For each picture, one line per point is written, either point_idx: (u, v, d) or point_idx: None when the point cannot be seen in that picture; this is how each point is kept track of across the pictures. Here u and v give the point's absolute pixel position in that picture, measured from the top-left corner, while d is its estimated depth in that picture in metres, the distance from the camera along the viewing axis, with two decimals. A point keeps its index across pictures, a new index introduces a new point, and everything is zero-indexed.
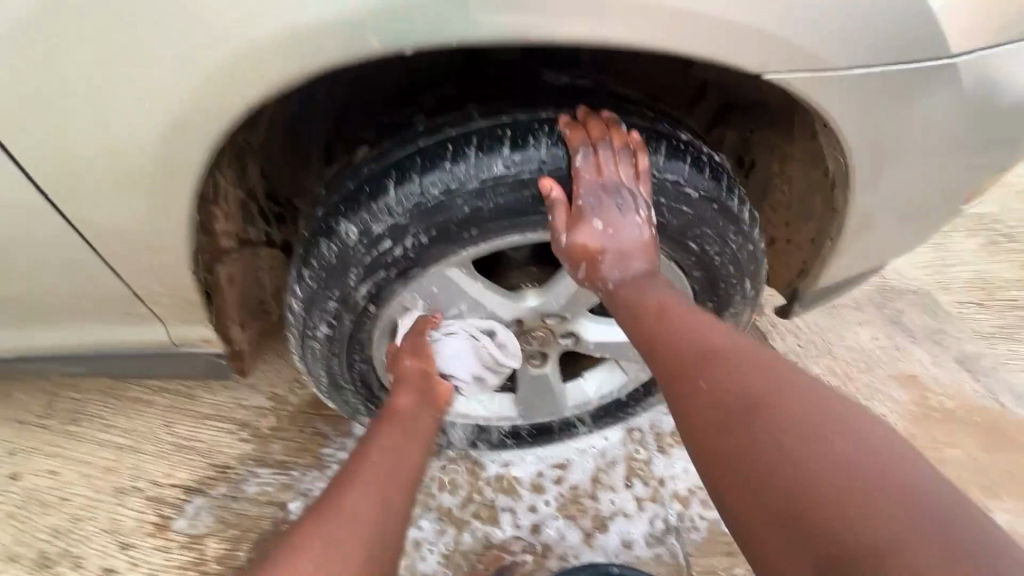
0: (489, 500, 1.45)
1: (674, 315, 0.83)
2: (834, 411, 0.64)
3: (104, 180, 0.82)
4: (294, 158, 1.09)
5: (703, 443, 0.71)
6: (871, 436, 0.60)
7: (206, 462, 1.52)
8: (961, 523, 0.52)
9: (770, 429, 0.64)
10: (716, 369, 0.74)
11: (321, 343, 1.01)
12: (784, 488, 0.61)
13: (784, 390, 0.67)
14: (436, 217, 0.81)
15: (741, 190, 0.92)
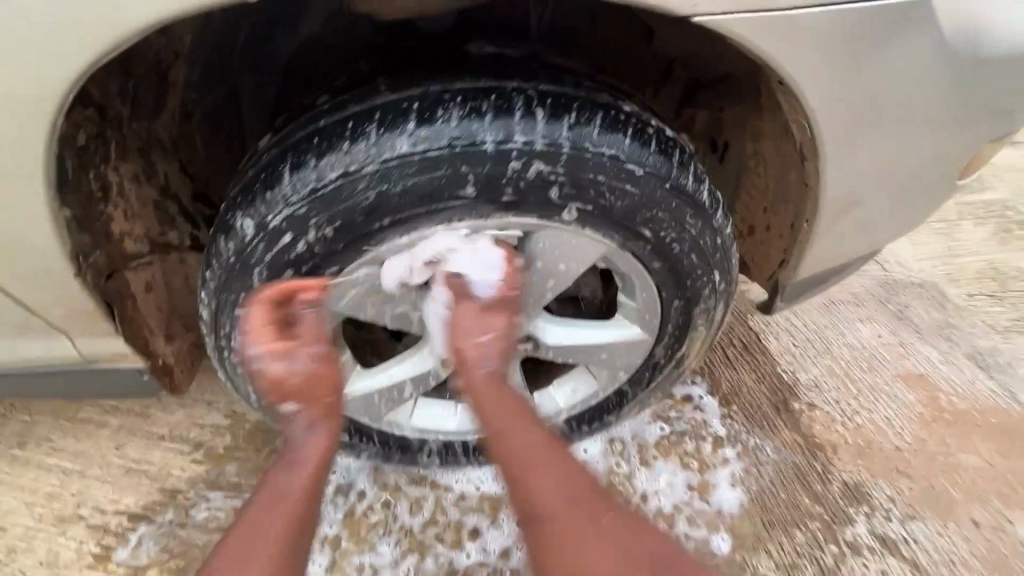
0: (454, 522, 1.33)
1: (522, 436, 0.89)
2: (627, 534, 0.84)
3: None
4: (220, 150, 1.05)
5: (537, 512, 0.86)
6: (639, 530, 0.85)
7: (156, 486, 1.42)
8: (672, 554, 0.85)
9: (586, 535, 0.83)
10: (552, 494, 0.85)
11: (238, 355, 0.91)
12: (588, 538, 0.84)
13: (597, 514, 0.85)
14: (338, 204, 0.71)
15: (695, 167, 0.82)
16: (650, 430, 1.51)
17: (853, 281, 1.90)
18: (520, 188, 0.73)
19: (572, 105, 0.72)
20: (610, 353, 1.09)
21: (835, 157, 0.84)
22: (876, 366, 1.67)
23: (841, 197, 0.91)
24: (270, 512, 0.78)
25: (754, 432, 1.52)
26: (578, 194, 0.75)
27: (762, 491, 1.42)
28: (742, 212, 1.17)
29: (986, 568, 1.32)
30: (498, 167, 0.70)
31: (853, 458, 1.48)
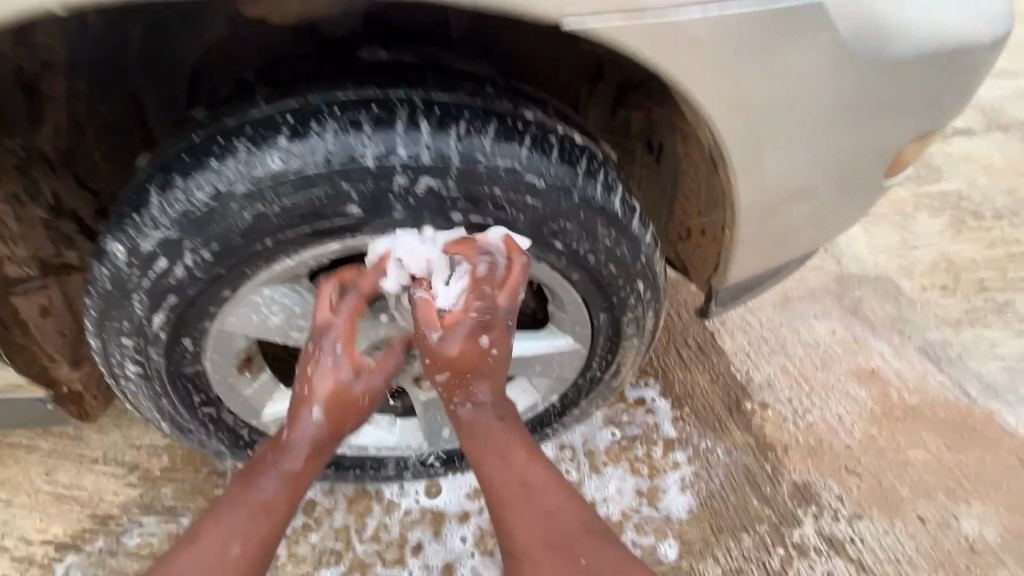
0: (397, 539, 1.29)
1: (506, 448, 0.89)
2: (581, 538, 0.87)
3: None
4: (118, 158, 0.98)
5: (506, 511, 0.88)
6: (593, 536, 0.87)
7: (87, 513, 1.36)
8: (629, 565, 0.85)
9: (546, 528, 0.87)
10: (516, 492, 0.89)
11: (138, 380, 0.88)
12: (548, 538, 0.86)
13: (557, 509, 0.88)
14: (211, 227, 0.67)
15: (603, 175, 0.79)
16: (602, 435, 1.48)
17: (811, 276, 1.88)
18: (411, 205, 0.70)
19: (461, 114, 0.69)
20: (544, 365, 1.06)
21: (745, 167, 0.86)
22: (829, 363, 1.67)
23: (760, 205, 0.93)
24: (240, 523, 0.84)
25: (707, 434, 1.50)
26: (476, 209, 0.72)
27: (711, 495, 1.40)
28: (680, 215, 1.15)
29: (928, 564, 1.33)
30: (383, 184, 0.67)
31: (803, 457, 1.47)
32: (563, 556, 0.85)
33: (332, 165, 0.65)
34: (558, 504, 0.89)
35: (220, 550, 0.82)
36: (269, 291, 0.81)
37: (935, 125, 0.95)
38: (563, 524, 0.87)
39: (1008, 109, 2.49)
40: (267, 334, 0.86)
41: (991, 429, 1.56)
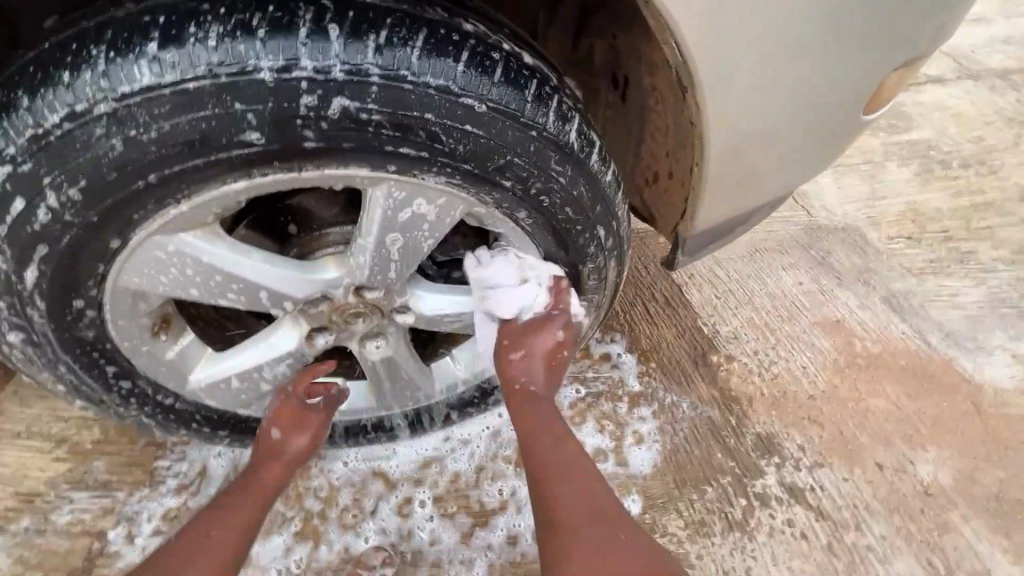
0: (352, 504, 1.24)
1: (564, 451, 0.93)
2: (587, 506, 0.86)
3: None
4: None
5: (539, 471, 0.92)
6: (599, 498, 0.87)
7: (9, 491, 1.24)
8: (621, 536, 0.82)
9: (569, 486, 0.88)
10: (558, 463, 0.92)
11: (25, 347, 0.77)
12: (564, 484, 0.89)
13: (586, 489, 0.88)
14: (74, 156, 0.60)
15: (552, 101, 0.71)
16: (566, 392, 1.44)
17: (780, 228, 1.84)
18: (324, 131, 0.62)
19: (383, 22, 0.62)
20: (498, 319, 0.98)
21: (719, 96, 0.78)
22: (795, 315, 1.65)
23: (737, 143, 0.85)
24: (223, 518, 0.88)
25: (672, 388, 1.48)
26: (404, 136, 0.65)
27: (675, 449, 1.38)
28: (647, 158, 1.05)
29: (886, 509, 1.34)
30: (285, 103, 0.60)
31: (767, 409, 1.46)
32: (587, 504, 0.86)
33: (218, 81, 0.59)
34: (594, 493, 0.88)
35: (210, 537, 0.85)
36: (172, 241, 0.69)
37: (915, 53, 0.89)
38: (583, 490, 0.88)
39: (979, 57, 2.45)
40: (176, 292, 0.74)
41: (949, 376, 1.57)
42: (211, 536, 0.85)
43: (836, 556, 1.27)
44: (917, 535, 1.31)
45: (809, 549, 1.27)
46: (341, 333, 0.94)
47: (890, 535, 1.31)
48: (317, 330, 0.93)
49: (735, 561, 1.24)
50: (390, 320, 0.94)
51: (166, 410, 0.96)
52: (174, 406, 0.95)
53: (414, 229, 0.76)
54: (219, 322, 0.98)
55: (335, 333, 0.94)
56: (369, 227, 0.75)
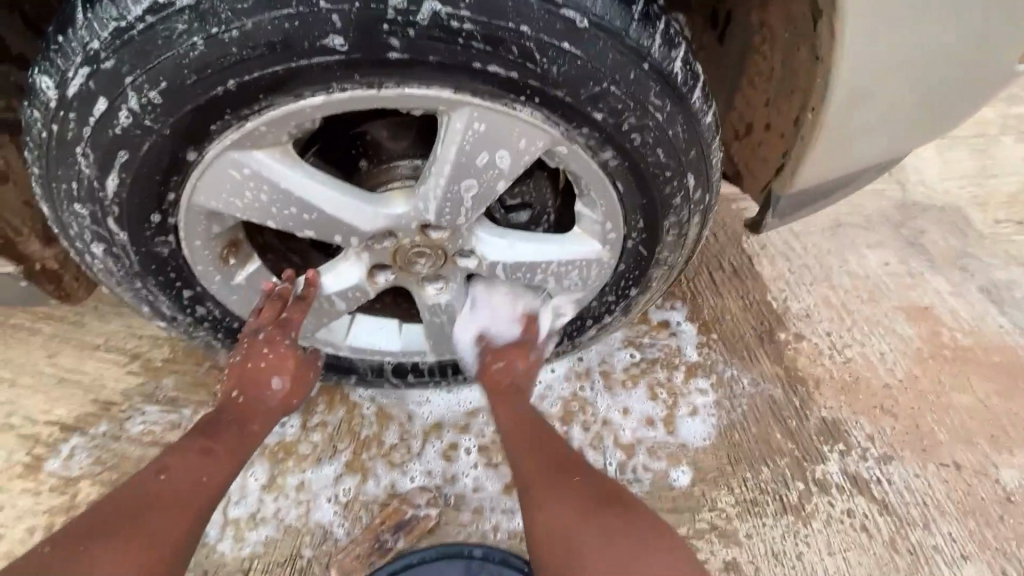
0: (401, 444, 1.26)
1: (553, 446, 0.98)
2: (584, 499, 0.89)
3: None
4: None
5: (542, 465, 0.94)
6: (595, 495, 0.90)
7: (90, 397, 1.32)
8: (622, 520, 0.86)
9: (566, 485, 0.91)
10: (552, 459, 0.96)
11: (105, 259, 0.78)
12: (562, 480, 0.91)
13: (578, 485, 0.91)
14: (155, 54, 0.58)
15: (657, 24, 0.64)
16: (620, 356, 1.39)
17: (870, 202, 1.68)
18: (411, 40, 0.59)
19: None
20: (563, 273, 0.93)
21: (858, 23, 0.69)
22: (876, 297, 1.52)
23: (865, 87, 0.76)
24: (193, 466, 0.84)
25: (732, 362, 1.40)
26: (495, 52, 0.60)
27: (730, 425, 1.32)
28: (740, 107, 0.95)
29: (959, 511, 1.24)
30: (373, 5, 0.57)
31: (835, 394, 1.37)
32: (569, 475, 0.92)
33: None
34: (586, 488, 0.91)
35: (182, 487, 0.82)
36: (244, 158, 0.67)
37: None
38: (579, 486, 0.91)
39: None
40: (245, 215, 0.73)
41: None
42: (180, 481, 0.82)
43: (897, 553, 1.19)
44: (993, 542, 1.22)
45: (868, 542, 1.20)
46: (398, 272, 0.92)
47: (962, 538, 1.21)
48: (379, 268, 0.91)
49: (786, 545, 1.19)
50: (452, 263, 0.92)
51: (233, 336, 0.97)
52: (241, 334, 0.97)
53: (489, 164, 0.71)
54: (284, 252, 0.97)
55: (391, 270, 0.92)
56: (442, 159, 0.70)
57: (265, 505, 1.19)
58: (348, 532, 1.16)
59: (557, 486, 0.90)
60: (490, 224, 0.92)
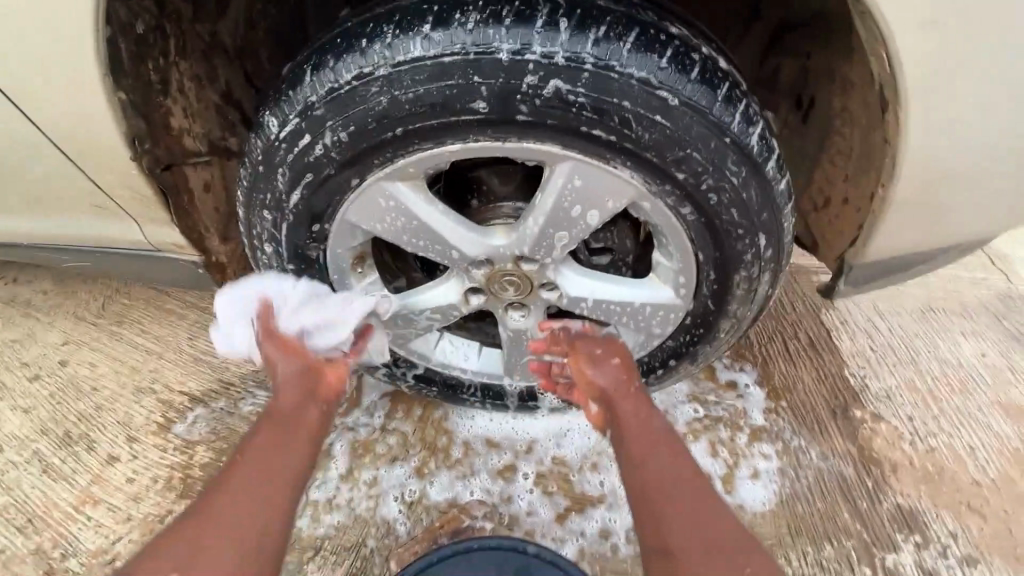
0: (465, 457, 1.36)
1: (666, 453, 0.93)
2: (695, 513, 0.86)
3: (18, 31, 0.75)
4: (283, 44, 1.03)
5: (652, 481, 0.90)
6: (697, 504, 0.87)
7: (216, 376, 1.57)
8: (723, 528, 0.85)
9: (677, 501, 0.87)
10: (660, 479, 0.89)
11: (272, 256, 0.99)
12: (672, 492, 0.88)
13: (686, 495, 0.88)
14: (349, 107, 0.78)
15: (740, 103, 0.77)
16: (682, 410, 1.41)
17: (974, 289, 1.60)
18: (536, 107, 0.74)
19: (608, 19, 0.73)
20: (638, 314, 1.03)
21: (927, 122, 0.78)
22: (970, 389, 1.44)
23: (939, 176, 0.85)
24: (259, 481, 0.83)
25: (801, 433, 1.38)
26: (600, 120, 0.75)
27: (794, 496, 1.29)
28: (819, 181, 1.03)
29: None
30: (513, 81, 0.73)
31: (915, 482, 1.31)
32: (701, 505, 0.87)
33: (467, 57, 0.73)
34: (692, 497, 0.88)
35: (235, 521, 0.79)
36: (390, 191, 0.87)
37: None
38: (689, 497, 0.88)
39: None
40: (384, 236, 0.92)
41: None
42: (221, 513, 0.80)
43: None
44: None
45: None
46: (488, 294, 1.06)
47: None
48: (473, 291, 1.07)
49: None
50: (534, 293, 1.04)
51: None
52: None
53: (582, 213, 0.85)
54: (394, 268, 1.16)
55: (482, 291, 1.06)
56: (543, 204, 0.86)
57: (341, 492, 1.33)
58: (408, 530, 1.27)
59: (676, 515, 0.86)
60: (576, 262, 1.04)
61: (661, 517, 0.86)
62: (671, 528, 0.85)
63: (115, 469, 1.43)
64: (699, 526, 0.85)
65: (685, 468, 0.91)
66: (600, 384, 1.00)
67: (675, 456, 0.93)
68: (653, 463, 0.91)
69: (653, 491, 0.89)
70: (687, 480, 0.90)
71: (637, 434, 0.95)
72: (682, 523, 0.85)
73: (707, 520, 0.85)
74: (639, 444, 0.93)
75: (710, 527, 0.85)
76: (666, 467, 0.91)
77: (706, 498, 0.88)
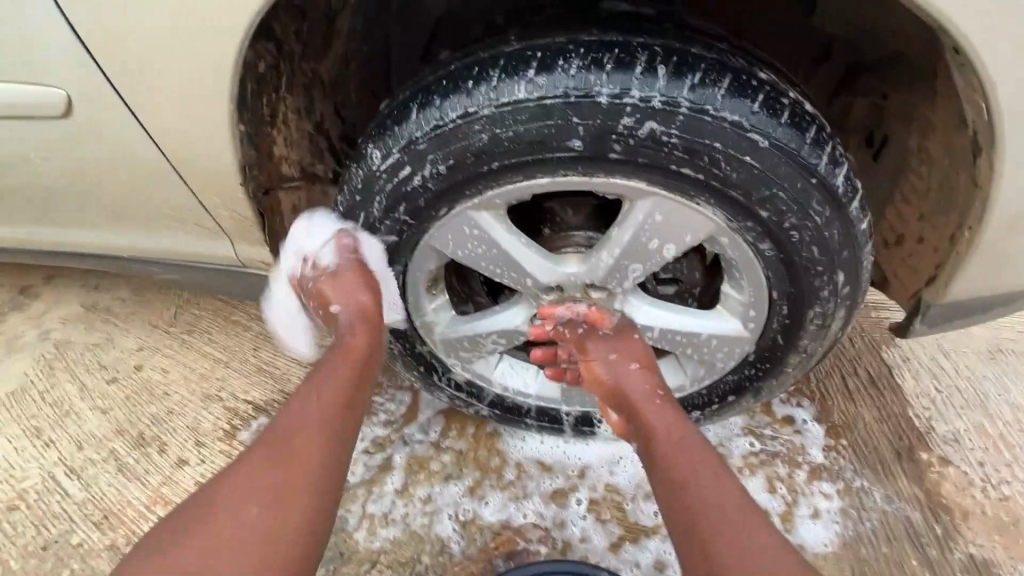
0: (518, 479, 1.38)
1: (705, 470, 0.89)
2: (743, 538, 0.81)
3: (167, 71, 0.86)
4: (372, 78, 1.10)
5: (694, 504, 0.86)
6: (741, 527, 0.82)
7: (278, 387, 1.63)
8: (774, 557, 0.79)
9: (721, 525, 0.83)
10: (699, 497, 0.86)
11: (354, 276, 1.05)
12: (716, 515, 0.84)
13: (731, 517, 0.83)
14: (451, 142, 0.83)
15: (827, 147, 0.79)
16: (738, 443, 1.39)
17: None
18: (629, 147, 0.78)
19: (702, 67, 0.77)
20: (703, 346, 1.03)
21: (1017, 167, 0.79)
22: None
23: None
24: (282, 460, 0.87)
25: (863, 473, 1.35)
26: (690, 159, 0.78)
27: (857, 538, 1.26)
28: (891, 219, 1.03)
29: None
30: (610, 122, 0.77)
31: (986, 531, 1.26)
32: (749, 531, 0.82)
33: (568, 100, 0.77)
34: (737, 519, 0.83)
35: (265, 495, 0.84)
36: (474, 219, 0.92)
37: None
38: (735, 519, 0.83)
39: None
40: (464, 261, 0.97)
41: None
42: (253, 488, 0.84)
43: None
44: None
45: None
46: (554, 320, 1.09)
47: None
48: (539, 317, 1.10)
49: None
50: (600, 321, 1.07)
51: (421, 362, 1.20)
52: (426, 359, 1.19)
53: (659, 246, 0.88)
54: (462, 294, 1.21)
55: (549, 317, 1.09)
56: (620, 237, 0.89)
57: (397, 507, 1.35)
58: (462, 548, 1.29)
59: (722, 541, 0.81)
60: (645, 292, 1.06)
61: (706, 543, 0.82)
62: (718, 555, 0.81)
63: (185, 472, 1.50)
64: (746, 554, 0.80)
65: (728, 486, 0.87)
66: (626, 386, 1.02)
67: (716, 472, 0.89)
68: (691, 480, 0.88)
69: (694, 514, 0.85)
70: (731, 501, 0.85)
71: (670, 446, 0.93)
72: (729, 551, 0.80)
73: (757, 548, 0.80)
74: (674, 458, 0.92)
75: (760, 555, 0.79)
76: (707, 484, 0.88)
77: (754, 523, 0.83)
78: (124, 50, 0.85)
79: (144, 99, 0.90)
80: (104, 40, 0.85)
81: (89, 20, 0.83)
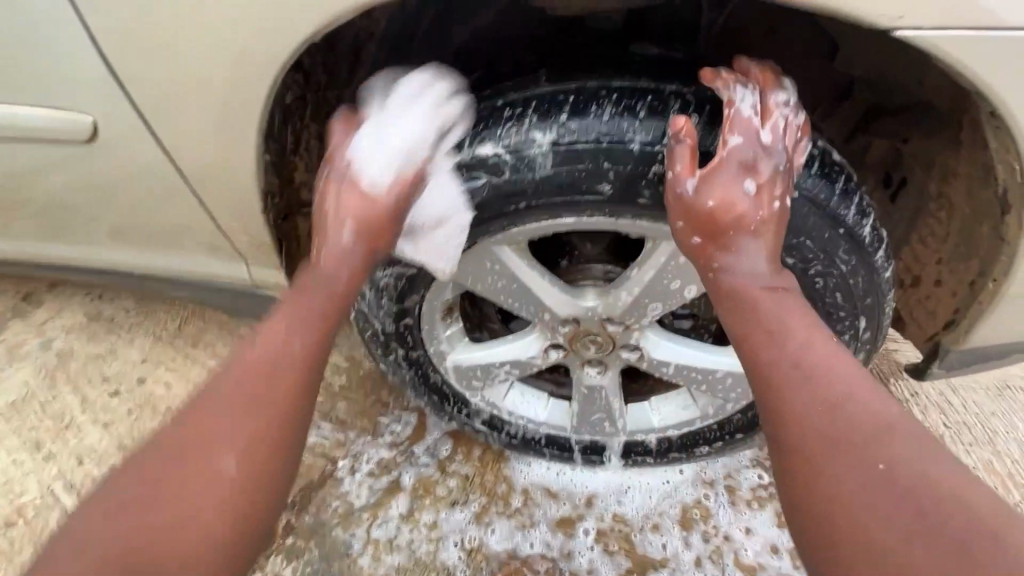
0: (525, 507, 1.36)
1: (840, 374, 0.76)
2: (877, 454, 0.70)
3: (195, 102, 0.86)
4: None
5: (819, 415, 0.74)
6: (875, 441, 0.71)
7: None
8: (914, 479, 0.68)
9: (849, 437, 0.72)
10: (822, 405, 0.74)
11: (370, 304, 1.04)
12: (844, 430, 0.72)
13: (865, 431, 0.72)
14: (482, 181, 0.85)
15: (859, 198, 0.81)
16: (747, 475, 1.38)
17: None
18: (658, 193, 0.83)
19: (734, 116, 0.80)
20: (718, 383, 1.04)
21: None
22: None
23: None
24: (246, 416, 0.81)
25: None
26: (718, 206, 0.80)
27: None
28: (908, 259, 1.04)
29: None
30: (641, 168, 0.81)
31: None
32: (880, 446, 0.71)
33: (601, 144, 0.80)
34: (872, 437, 0.71)
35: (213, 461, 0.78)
36: (497, 254, 0.93)
37: None
38: (869, 435, 0.71)
39: None
40: (482, 293, 0.98)
41: None
42: (201, 452, 0.78)
43: None
44: None
45: None
46: (569, 350, 1.09)
47: None
48: (553, 346, 1.09)
49: None
50: (615, 353, 1.06)
51: (432, 389, 1.19)
52: (439, 388, 1.18)
53: None
54: (474, 319, 1.20)
55: (563, 347, 1.09)
56: (638, 277, 0.93)
57: (401, 533, 1.34)
58: None
59: (842, 455, 0.71)
60: (660, 326, 1.06)
61: (826, 459, 0.72)
62: (839, 472, 0.71)
63: None
64: (875, 473, 0.69)
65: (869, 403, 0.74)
66: (724, 222, 0.79)
67: (852, 378, 0.76)
68: (819, 385, 0.75)
69: (820, 424, 0.73)
70: (867, 418, 0.73)
71: (796, 341, 0.78)
72: (853, 465, 0.70)
73: (894, 471, 0.69)
74: (803, 354, 0.77)
75: (894, 474, 0.68)
76: (837, 390, 0.75)
77: (901, 442, 0.70)
78: (151, 79, 0.85)
79: (169, 126, 0.90)
80: (132, 69, 0.84)
81: (115, 49, 0.83)
